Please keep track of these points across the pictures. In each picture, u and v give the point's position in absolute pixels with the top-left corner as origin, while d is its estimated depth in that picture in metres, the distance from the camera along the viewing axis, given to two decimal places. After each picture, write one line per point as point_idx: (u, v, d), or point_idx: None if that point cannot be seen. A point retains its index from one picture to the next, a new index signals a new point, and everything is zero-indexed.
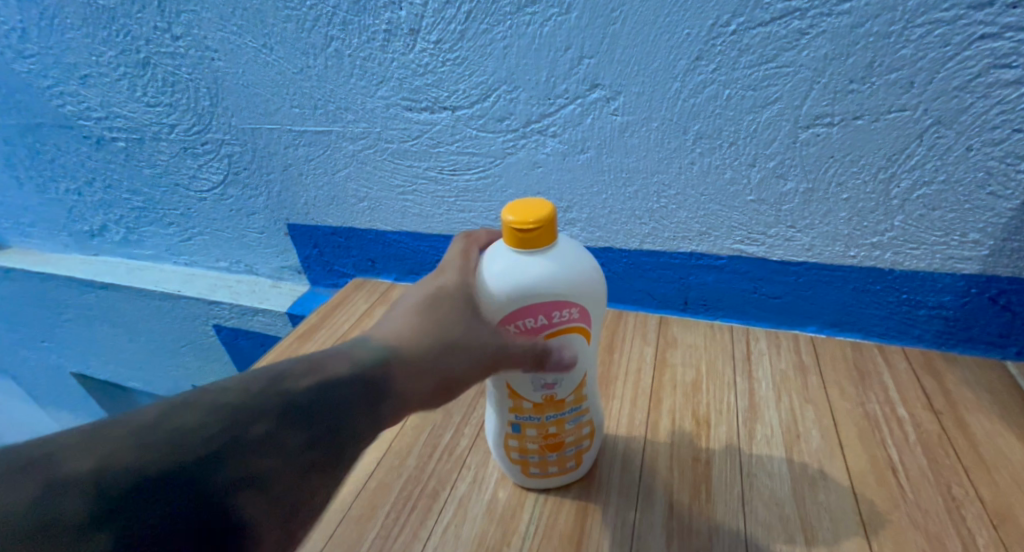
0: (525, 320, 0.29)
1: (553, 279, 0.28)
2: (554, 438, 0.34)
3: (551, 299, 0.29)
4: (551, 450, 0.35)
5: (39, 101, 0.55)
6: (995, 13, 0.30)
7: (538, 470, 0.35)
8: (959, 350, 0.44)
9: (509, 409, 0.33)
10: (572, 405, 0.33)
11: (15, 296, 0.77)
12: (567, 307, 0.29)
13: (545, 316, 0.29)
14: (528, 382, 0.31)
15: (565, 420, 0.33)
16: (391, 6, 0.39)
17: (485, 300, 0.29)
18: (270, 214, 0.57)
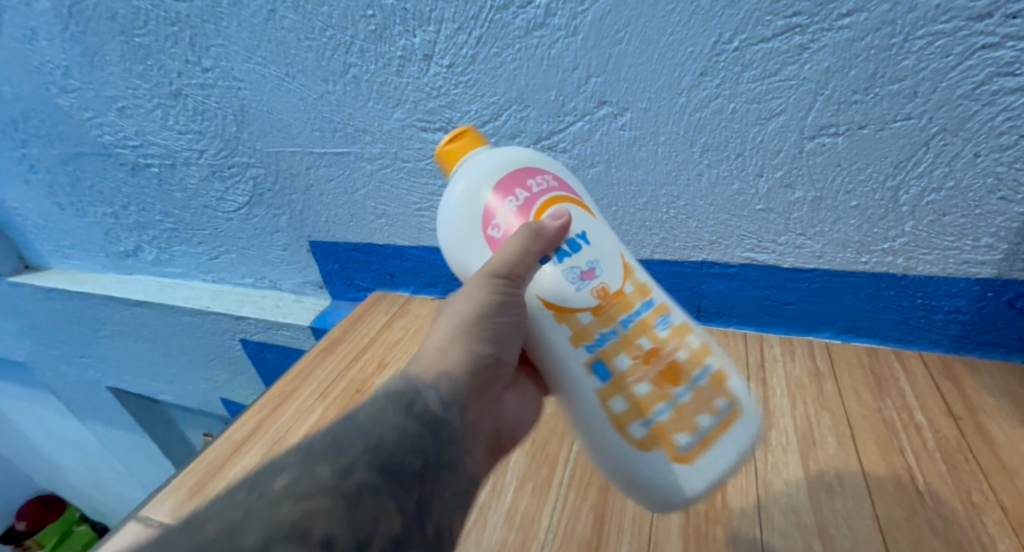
0: (507, 204, 0.29)
1: (504, 156, 0.30)
2: (659, 361, 0.27)
3: (515, 173, 0.29)
4: (676, 385, 0.27)
5: (79, 132, 0.59)
6: (995, 24, 0.30)
7: (687, 431, 0.27)
8: (978, 354, 0.44)
9: (573, 342, 0.28)
10: (639, 300, 0.28)
11: (54, 315, 0.80)
12: (530, 171, 0.30)
13: (522, 190, 0.29)
14: (565, 281, 0.28)
15: (651, 322, 0.28)
16: (405, 34, 0.41)
17: (461, 217, 0.30)
18: (293, 231, 0.59)
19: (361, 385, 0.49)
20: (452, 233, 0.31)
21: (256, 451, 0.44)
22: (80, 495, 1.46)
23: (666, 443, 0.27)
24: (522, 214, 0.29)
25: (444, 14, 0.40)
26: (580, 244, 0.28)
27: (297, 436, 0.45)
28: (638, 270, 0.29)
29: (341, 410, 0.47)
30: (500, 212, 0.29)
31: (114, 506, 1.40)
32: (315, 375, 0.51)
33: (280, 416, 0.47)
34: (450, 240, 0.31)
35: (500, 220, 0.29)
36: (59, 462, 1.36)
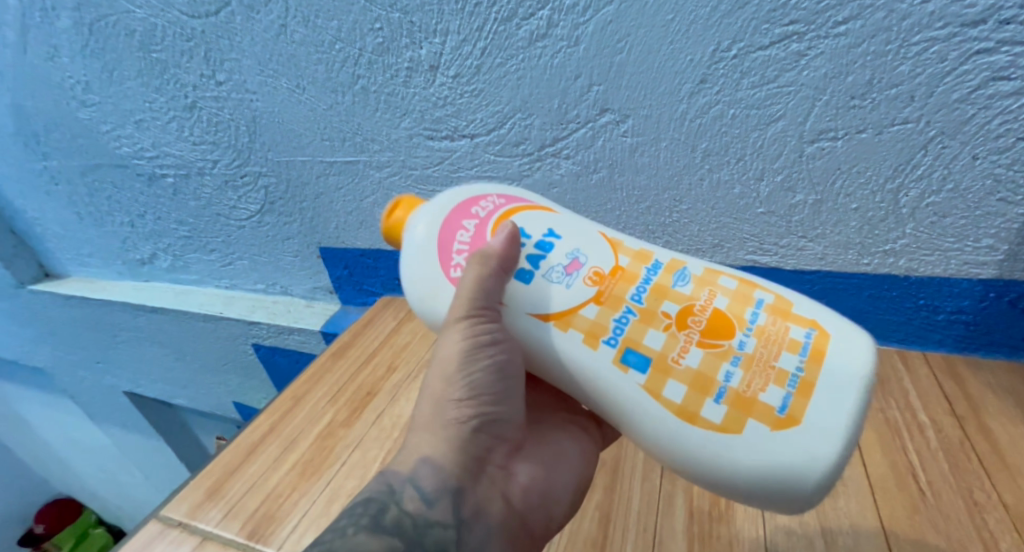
0: (461, 238, 0.31)
1: (442, 202, 0.33)
2: (694, 319, 0.27)
3: (456, 210, 0.32)
4: (728, 340, 0.26)
5: (97, 144, 0.60)
6: (989, 29, 0.31)
7: (775, 383, 0.24)
8: (981, 354, 0.44)
9: (590, 340, 0.27)
10: (642, 267, 0.29)
11: (72, 322, 0.82)
12: (471, 203, 0.32)
13: (470, 220, 0.31)
14: (551, 284, 0.29)
15: (665, 281, 0.28)
16: (412, 46, 0.43)
17: (422, 268, 0.31)
18: (304, 238, 0.60)
19: (371, 388, 0.51)
20: (414, 291, 0.32)
21: (270, 453, 0.45)
22: (96, 498, 1.49)
23: (759, 406, 0.24)
24: (478, 241, 0.31)
25: (449, 26, 0.41)
26: (554, 240, 0.30)
27: (309, 438, 0.46)
28: (626, 242, 0.30)
29: (352, 413, 0.48)
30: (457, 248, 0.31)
31: (129, 509, 1.42)
32: (326, 378, 0.52)
33: (293, 418, 0.49)
34: (418, 298, 0.32)
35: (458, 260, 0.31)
36: (76, 466, 1.39)
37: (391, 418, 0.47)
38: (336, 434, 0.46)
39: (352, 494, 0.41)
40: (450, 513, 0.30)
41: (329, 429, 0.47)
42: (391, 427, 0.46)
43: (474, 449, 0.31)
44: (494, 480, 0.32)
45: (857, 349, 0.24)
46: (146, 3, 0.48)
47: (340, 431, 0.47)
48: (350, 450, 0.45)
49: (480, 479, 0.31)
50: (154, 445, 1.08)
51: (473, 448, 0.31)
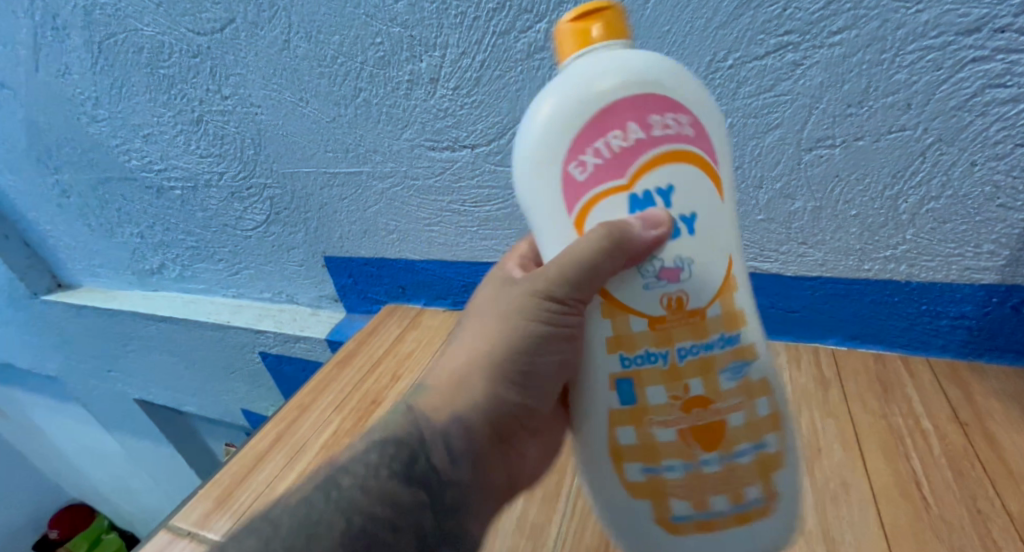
0: (608, 137, 0.24)
1: (638, 68, 0.24)
2: (703, 413, 0.25)
3: (641, 97, 0.24)
4: (707, 450, 0.26)
5: (108, 158, 0.62)
6: (984, 38, 0.31)
7: (690, 505, 0.26)
8: (987, 360, 0.43)
9: (616, 346, 0.26)
10: (719, 331, 0.25)
11: (84, 331, 0.84)
12: (657, 104, 0.24)
13: (638, 126, 0.24)
14: (636, 285, 0.25)
15: (717, 359, 0.25)
16: (413, 59, 0.43)
17: (547, 136, 0.25)
18: (309, 248, 0.61)
19: (376, 397, 0.51)
20: (528, 145, 0.26)
21: (277, 462, 0.46)
22: (108, 504, 1.51)
23: (663, 503, 0.27)
24: (625, 157, 0.24)
25: (449, 40, 0.42)
26: (685, 231, 0.25)
27: (316, 446, 0.47)
28: (736, 292, 0.26)
29: (357, 421, 0.49)
30: (596, 146, 0.24)
31: (141, 515, 1.44)
32: (332, 387, 0.53)
33: (299, 427, 0.49)
34: (522, 158, 0.26)
35: (589, 160, 0.24)
36: (89, 472, 1.41)
37: None
38: (342, 442, 0.47)
39: None
40: (469, 476, 0.30)
41: (335, 438, 0.47)
42: None
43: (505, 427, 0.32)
44: (506, 456, 0.33)
45: (761, 541, 0.27)
46: (154, 21, 0.49)
47: (345, 439, 0.47)
48: None
49: (496, 451, 0.32)
50: (165, 453, 1.10)
51: (502, 425, 0.32)
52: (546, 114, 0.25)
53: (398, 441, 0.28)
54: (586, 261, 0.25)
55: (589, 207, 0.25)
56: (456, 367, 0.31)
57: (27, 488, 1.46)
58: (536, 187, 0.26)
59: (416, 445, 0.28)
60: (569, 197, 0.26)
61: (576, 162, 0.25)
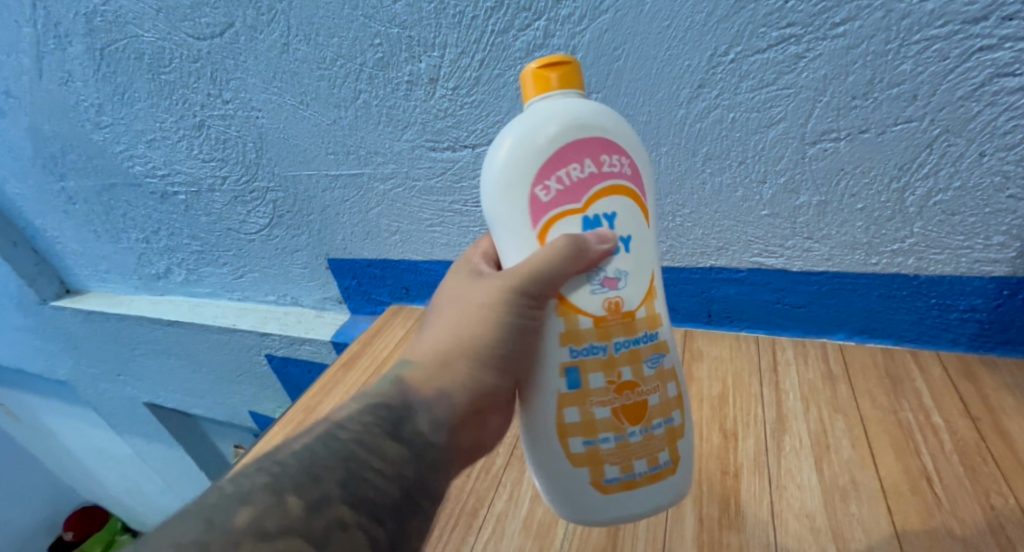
0: (567, 169, 0.27)
1: (594, 118, 0.27)
2: (631, 394, 0.28)
3: (596, 140, 0.27)
4: (633, 424, 0.28)
5: (112, 164, 0.62)
6: (991, 26, 0.30)
7: (618, 471, 0.28)
8: (998, 353, 0.43)
9: (561, 340, 0.28)
10: (645, 330, 0.28)
11: (93, 336, 0.85)
12: (609, 146, 0.27)
13: (592, 162, 0.27)
14: (582, 289, 0.28)
15: (642, 352, 0.28)
16: (412, 60, 0.43)
17: (516, 159, 0.27)
18: (312, 250, 0.61)
19: None
20: (499, 165, 0.28)
21: None
22: (122, 507, 1.53)
23: (596, 471, 0.28)
24: (580, 187, 0.27)
25: (447, 39, 0.41)
26: (623, 250, 0.28)
27: None
28: (659, 300, 0.29)
29: None
30: (560, 175, 0.27)
31: (153, 517, 1.46)
32: (338, 389, 0.53)
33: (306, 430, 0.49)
34: (491, 179, 0.29)
35: (551, 185, 0.27)
36: (101, 475, 1.42)
37: None
38: None
39: None
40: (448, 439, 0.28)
41: None
42: None
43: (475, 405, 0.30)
44: (480, 428, 0.31)
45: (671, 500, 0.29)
46: (154, 27, 0.50)
47: None
48: None
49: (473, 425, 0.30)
50: (175, 456, 1.11)
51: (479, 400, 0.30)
52: (520, 140, 0.27)
53: (387, 406, 0.28)
54: (549, 269, 0.27)
55: (550, 226, 0.28)
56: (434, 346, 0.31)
57: (41, 492, 1.48)
58: (506, 202, 0.28)
59: (405, 411, 0.28)
60: (532, 215, 0.28)
61: (542, 185, 0.27)
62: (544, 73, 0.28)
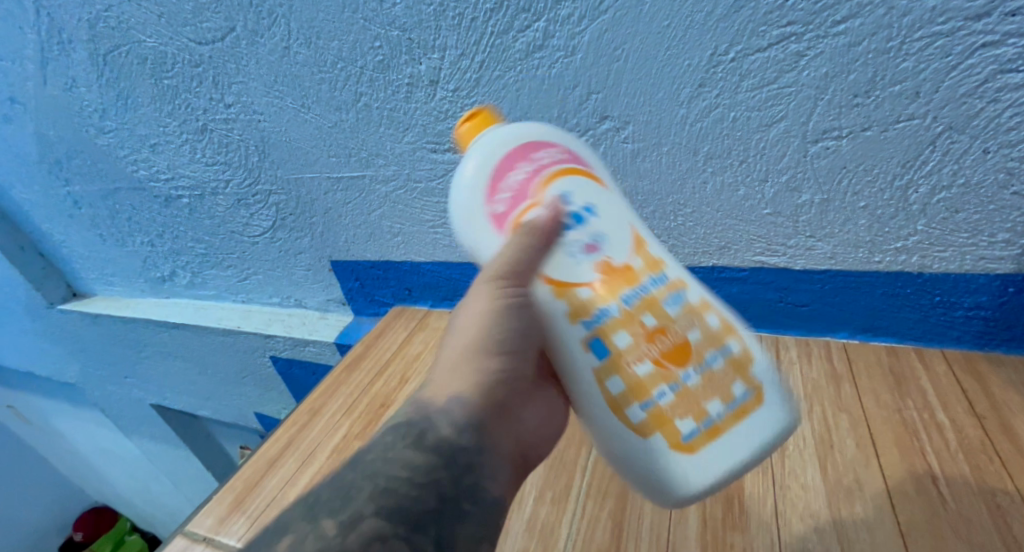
0: (509, 179, 0.31)
1: (515, 135, 0.32)
2: (663, 339, 0.28)
3: (523, 148, 0.32)
4: (682, 367, 0.28)
5: (116, 169, 0.63)
6: (995, 22, 0.30)
7: (693, 422, 0.27)
8: (1004, 350, 0.42)
9: (571, 318, 0.29)
10: (648, 275, 0.30)
11: (100, 339, 0.86)
12: (536, 147, 0.32)
13: (525, 164, 0.31)
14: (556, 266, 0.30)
15: (654, 297, 0.29)
16: (412, 62, 0.43)
17: (471, 192, 0.32)
18: (315, 252, 0.62)
19: (385, 399, 0.51)
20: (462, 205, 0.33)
21: (290, 467, 0.47)
22: (130, 507, 1.54)
23: (671, 428, 0.28)
24: (524, 186, 0.31)
25: (447, 41, 0.41)
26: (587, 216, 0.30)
27: (327, 450, 0.48)
28: (650, 246, 0.31)
29: (367, 425, 0.49)
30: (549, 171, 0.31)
31: (162, 517, 1.47)
32: (342, 390, 0.53)
33: (310, 432, 0.50)
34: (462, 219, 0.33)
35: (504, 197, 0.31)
36: (109, 476, 1.44)
37: None
38: (352, 446, 0.47)
39: None
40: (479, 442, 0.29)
41: (345, 442, 0.48)
42: None
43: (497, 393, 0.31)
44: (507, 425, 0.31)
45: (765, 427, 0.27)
46: (156, 32, 0.50)
47: (355, 443, 0.48)
48: None
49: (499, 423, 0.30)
50: (182, 457, 1.12)
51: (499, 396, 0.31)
52: (473, 173, 0.32)
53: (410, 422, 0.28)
54: (555, 251, 0.30)
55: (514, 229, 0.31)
56: (444, 356, 0.31)
57: (50, 493, 1.50)
58: (478, 229, 0.32)
59: (427, 423, 0.28)
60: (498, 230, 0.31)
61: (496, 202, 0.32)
62: (475, 120, 0.33)
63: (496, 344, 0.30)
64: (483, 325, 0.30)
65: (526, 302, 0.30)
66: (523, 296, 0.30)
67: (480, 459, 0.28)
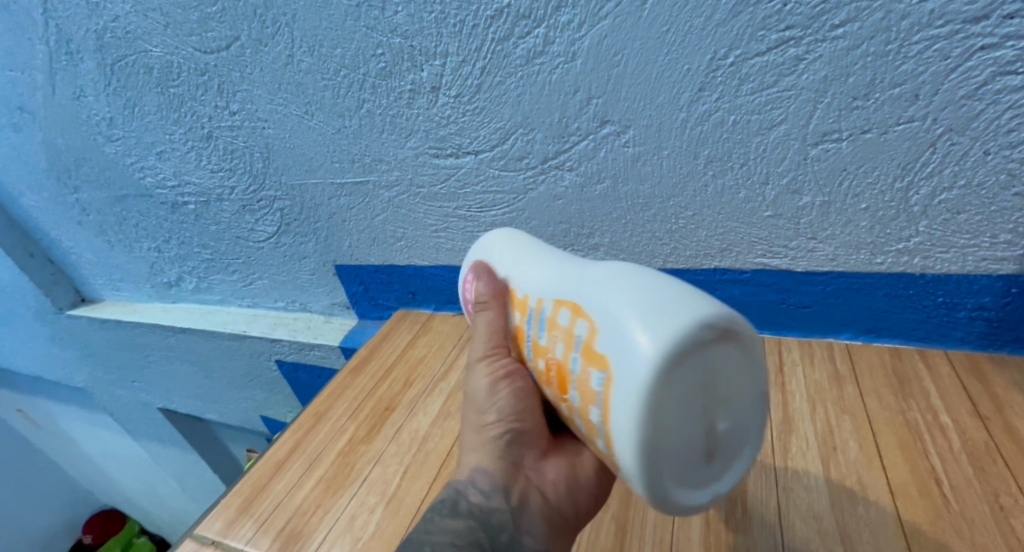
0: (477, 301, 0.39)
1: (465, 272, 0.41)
2: (552, 369, 0.29)
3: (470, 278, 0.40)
4: (571, 389, 0.27)
5: (124, 176, 0.63)
6: (992, 25, 0.30)
7: (596, 405, 0.24)
8: (1008, 351, 0.42)
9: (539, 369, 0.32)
10: (527, 316, 0.32)
11: (108, 344, 0.86)
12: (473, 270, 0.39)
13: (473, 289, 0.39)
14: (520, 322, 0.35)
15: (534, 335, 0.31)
16: (414, 69, 0.44)
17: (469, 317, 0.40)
18: (320, 257, 0.62)
19: (390, 403, 0.52)
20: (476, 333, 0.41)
21: (296, 470, 0.47)
22: (138, 509, 1.56)
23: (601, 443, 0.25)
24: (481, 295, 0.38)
25: (448, 48, 0.42)
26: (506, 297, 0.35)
27: (332, 453, 0.48)
28: (523, 291, 0.33)
29: (371, 428, 0.50)
30: (477, 262, 0.39)
31: (169, 519, 1.49)
32: (347, 394, 0.54)
33: (316, 435, 0.50)
34: None
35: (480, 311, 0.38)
36: (117, 478, 1.45)
37: (409, 433, 0.48)
38: (358, 449, 0.48)
39: (375, 508, 0.42)
40: (505, 502, 0.31)
41: (351, 445, 0.48)
42: (410, 441, 0.48)
43: (509, 453, 0.33)
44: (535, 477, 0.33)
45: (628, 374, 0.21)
46: (162, 41, 0.51)
47: (361, 447, 0.48)
48: (371, 466, 0.46)
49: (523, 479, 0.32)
50: (188, 460, 1.13)
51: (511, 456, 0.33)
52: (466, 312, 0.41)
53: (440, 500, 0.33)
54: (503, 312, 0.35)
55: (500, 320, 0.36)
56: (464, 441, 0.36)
57: (59, 496, 1.51)
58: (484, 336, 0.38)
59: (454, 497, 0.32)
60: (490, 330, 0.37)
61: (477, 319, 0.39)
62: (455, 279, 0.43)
63: (496, 411, 0.33)
64: (476, 398, 0.35)
65: (509, 367, 0.34)
66: (504, 364, 0.34)
67: (509, 518, 0.31)
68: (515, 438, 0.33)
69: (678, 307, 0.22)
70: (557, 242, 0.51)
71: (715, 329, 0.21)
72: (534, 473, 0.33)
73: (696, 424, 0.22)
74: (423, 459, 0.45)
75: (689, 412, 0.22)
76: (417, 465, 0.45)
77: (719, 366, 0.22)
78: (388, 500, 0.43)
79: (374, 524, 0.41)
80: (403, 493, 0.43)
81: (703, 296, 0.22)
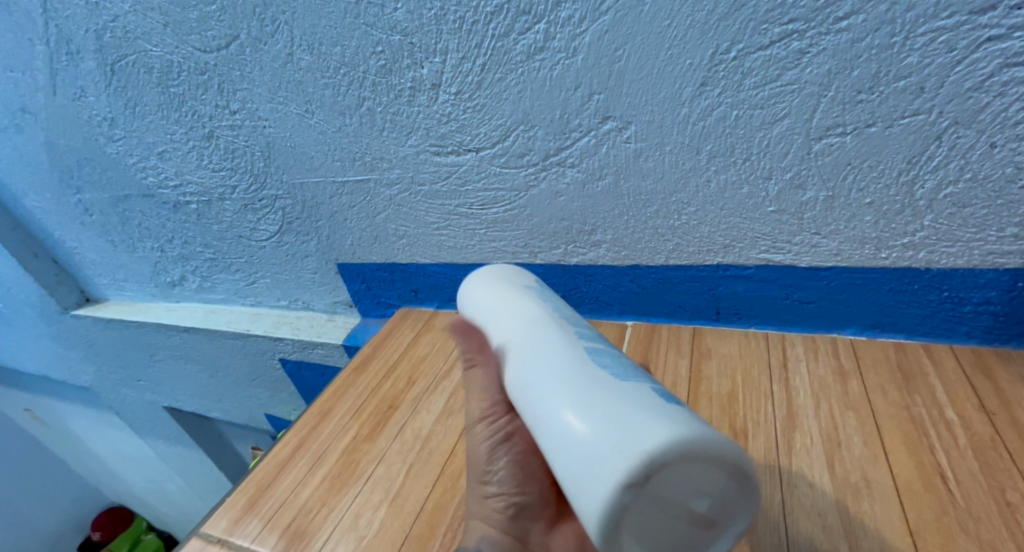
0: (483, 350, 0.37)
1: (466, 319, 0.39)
2: None
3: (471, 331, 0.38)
4: None
5: (126, 176, 0.64)
6: (1000, 16, 0.30)
7: None
8: (1014, 346, 0.42)
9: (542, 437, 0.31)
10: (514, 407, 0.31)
11: (113, 344, 0.87)
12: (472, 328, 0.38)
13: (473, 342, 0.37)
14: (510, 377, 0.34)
15: None
16: (414, 66, 0.44)
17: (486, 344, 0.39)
18: (322, 255, 0.62)
19: (393, 401, 0.52)
20: None
21: (300, 470, 0.47)
22: (145, 506, 1.57)
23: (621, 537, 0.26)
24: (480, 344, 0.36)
25: (448, 45, 0.42)
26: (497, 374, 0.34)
27: (335, 452, 0.48)
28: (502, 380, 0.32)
29: (374, 427, 0.50)
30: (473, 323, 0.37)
31: (176, 515, 1.50)
32: (350, 393, 0.54)
33: (319, 434, 0.50)
34: None
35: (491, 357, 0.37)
36: (124, 476, 1.46)
37: (412, 432, 0.48)
38: (361, 448, 0.48)
39: (378, 508, 0.42)
40: None
41: (355, 444, 0.48)
42: (413, 440, 0.48)
43: (514, 528, 0.34)
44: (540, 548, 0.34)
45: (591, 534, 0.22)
46: (162, 41, 0.50)
47: (364, 445, 0.48)
48: (375, 464, 0.46)
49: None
50: (194, 458, 1.13)
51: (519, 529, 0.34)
52: None
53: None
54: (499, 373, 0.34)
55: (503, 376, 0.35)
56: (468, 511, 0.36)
57: (66, 494, 1.52)
58: None
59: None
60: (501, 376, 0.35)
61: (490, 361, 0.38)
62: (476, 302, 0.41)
63: (500, 484, 0.34)
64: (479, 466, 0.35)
65: (507, 434, 0.35)
66: (501, 427, 0.35)
67: None
68: (523, 506, 0.35)
69: (600, 466, 0.21)
70: (558, 239, 0.51)
71: (631, 486, 0.20)
72: (542, 549, 0.34)
73: (674, 528, 0.22)
74: (427, 458, 0.45)
75: (657, 529, 0.22)
76: (421, 463, 0.45)
77: (674, 485, 0.21)
78: (391, 499, 0.43)
79: (378, 523, 0.41)
80: (407, 491, 0.43)
81: (628, 433, 0.21)
